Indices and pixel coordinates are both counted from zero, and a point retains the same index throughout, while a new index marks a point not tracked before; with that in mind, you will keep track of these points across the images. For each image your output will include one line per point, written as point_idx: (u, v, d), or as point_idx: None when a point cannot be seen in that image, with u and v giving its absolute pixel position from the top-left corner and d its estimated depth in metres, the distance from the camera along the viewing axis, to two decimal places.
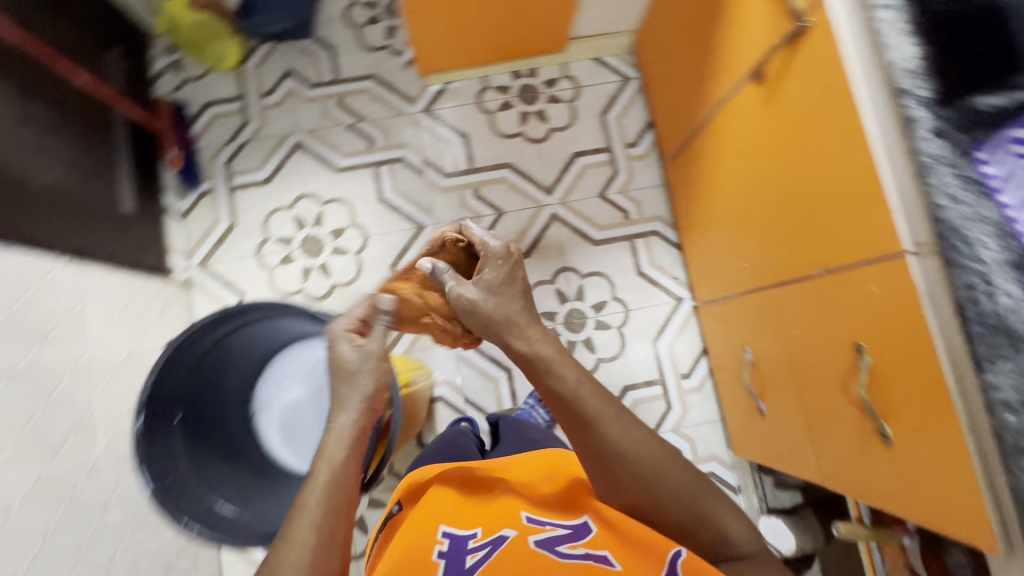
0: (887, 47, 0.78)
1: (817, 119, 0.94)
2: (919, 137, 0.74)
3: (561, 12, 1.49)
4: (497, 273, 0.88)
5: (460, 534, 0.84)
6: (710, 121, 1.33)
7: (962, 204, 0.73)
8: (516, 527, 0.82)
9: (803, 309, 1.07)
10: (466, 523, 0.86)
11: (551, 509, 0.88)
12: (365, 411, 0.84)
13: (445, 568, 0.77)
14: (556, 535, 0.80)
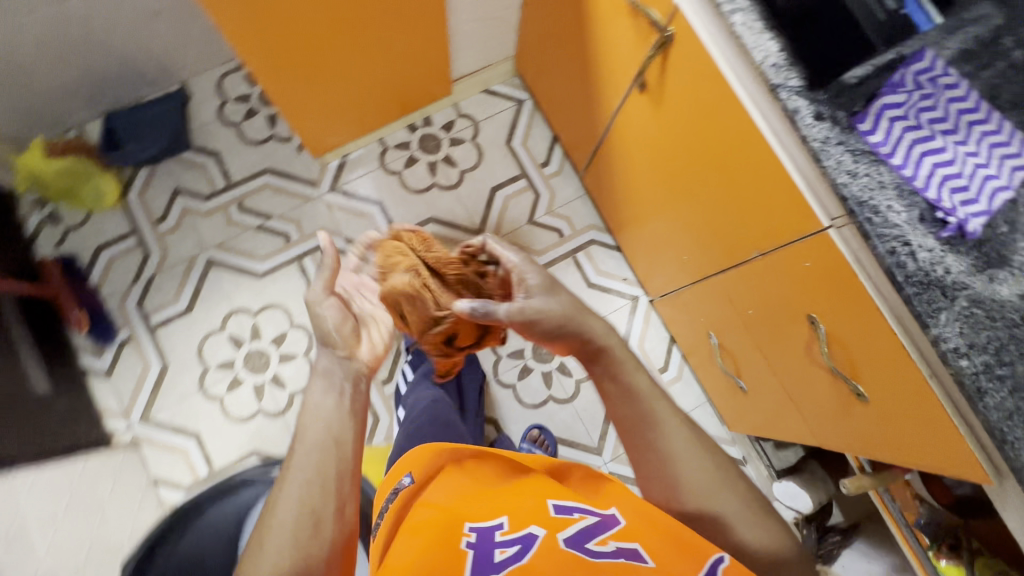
0: (749, 48, 0.77)
1: (706, 118, 0.96)
2: (804, 126, 0.75)
3: (435, 55, 1.47)
4: (533, 284, 0.91)
5: (483, 529, 0.69)
6: (611, 130, 1.35)
7: (861, 177, 0.74)
8: (544, 523, 0.67)
9: (750, 291, 1.10)
10: (487, 516, 0.71)
11: (583, 498, 0.75)
12: (333, 393, 0.84)
13: (471, 565, 0.63)
14: (586, 526, 0.67)
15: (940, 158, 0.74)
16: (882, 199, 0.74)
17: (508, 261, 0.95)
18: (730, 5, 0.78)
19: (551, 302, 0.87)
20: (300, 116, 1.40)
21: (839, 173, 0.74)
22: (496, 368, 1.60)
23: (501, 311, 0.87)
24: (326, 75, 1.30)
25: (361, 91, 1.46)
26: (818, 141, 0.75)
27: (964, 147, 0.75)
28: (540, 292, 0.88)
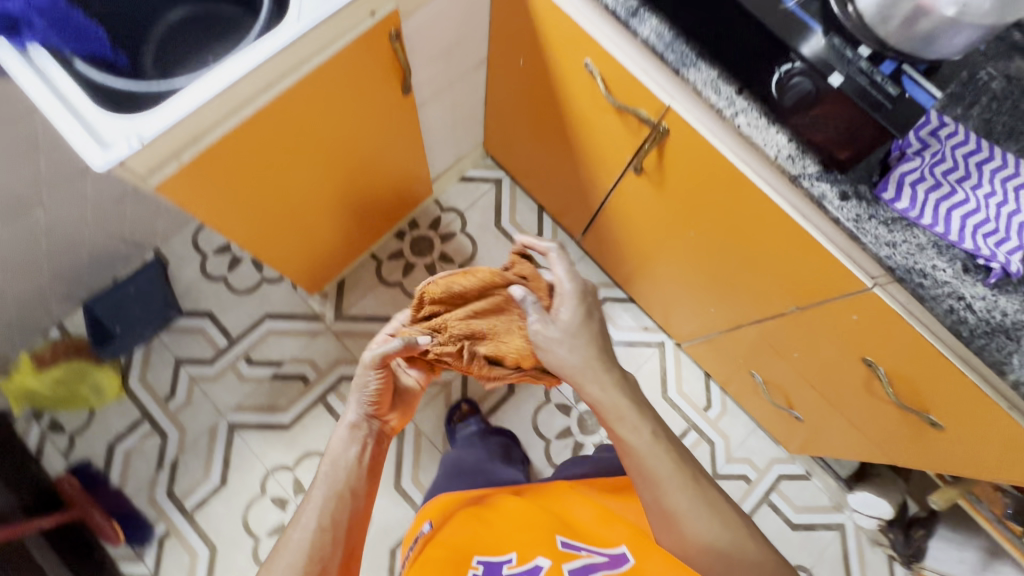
0: (760, 146, 0.78)
1: (716, 196, 0.98)
2: (834, 209, 0.77)
3: (414, 170, 1.43)
4: (570, 308, 0.90)
5: (489, 563, 0.81)
6: (605, 203, 1.35)
7: (900, 245, 0.76)
8: (550, 554, 0.79)
9: (793, 339, 1.11)
10: (495, 550, 0.83)
11: (591, 531, 0.84)
12: (372, 435, 0.89)
13: None
14: (589, 562, 0.76)
15: (966, 209, 0.77)
16: (924, 260, 0.76)
17: (563, 279, 0.91)
18: (731, 109, 0.79)
19: (576, 337, 0.88)
20: (285, 264, 1.28)
21: (879, 246, 0.76)
22: (548, 452, 1.57)
23: (541, 331, 0.88)
24: (309, 221, 1.19)
25: (348, 223, 1.35)
26: (850, 220, 0.77)
27: (981, 191, 0.78)
28: (568, 321, 0.89)
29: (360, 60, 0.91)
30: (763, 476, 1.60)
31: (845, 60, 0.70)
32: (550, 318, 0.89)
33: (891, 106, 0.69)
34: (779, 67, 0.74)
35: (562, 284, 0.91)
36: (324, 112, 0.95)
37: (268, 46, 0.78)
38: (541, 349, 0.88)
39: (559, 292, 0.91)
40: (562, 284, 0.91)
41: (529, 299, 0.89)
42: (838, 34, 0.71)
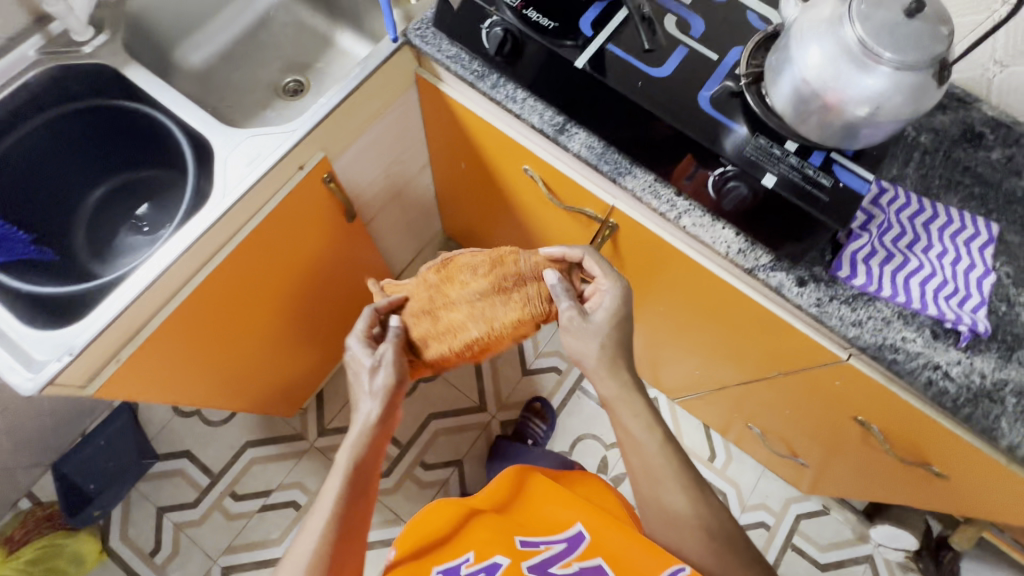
0: (710, 243, 0.77)
1: (675, 279, 0.97)
2: (794, 297, 0.76)
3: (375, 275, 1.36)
4: (609, 305, 0.79)
5: (449, 569, 0.74)
6: None
7: (865, 321, 0.75)
8: (510, 553, 0.75)
9: (782, 398, 1.09)
10: (452, 552, 0.76)
11: (539, 518, 0.82)
12: (386, 408, 0.77)
13: None
14: (549, 555, 0.74)
15: (922, 276, 0.76)
16: (893, 333, 0.75)
17: (602, 277, 0.80)
18: (674, 211, 0.78)
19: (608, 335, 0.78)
20: (237, 398, 1.10)
21: (846, 327, 0.75)
22: None
23: (571, 319, 0.79)
24: (257, 352, 1.04)
25: (305, 346, 1.21)
26: (812, 305, 0.76)
27: (932, 252, 0.78)
28: (599, 323, 0.78)
29: (301, 210, 0.90)
30: (781, 520, 1.55)
31: (775, 158, 0.70)
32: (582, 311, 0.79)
33: (829, 199, 0.69)
34: (711, 170, 0.73)
35: (602, 281, 0.81)
36: (266, 266, 0.91)
37: (200, 226, 0.77)
38: (569, 335, 0.79)
39: (601, 285, 0.81)
40: (601, 279, 0.81)
41: (563, 288, 0.80)
42: (763, 133, 0.72)
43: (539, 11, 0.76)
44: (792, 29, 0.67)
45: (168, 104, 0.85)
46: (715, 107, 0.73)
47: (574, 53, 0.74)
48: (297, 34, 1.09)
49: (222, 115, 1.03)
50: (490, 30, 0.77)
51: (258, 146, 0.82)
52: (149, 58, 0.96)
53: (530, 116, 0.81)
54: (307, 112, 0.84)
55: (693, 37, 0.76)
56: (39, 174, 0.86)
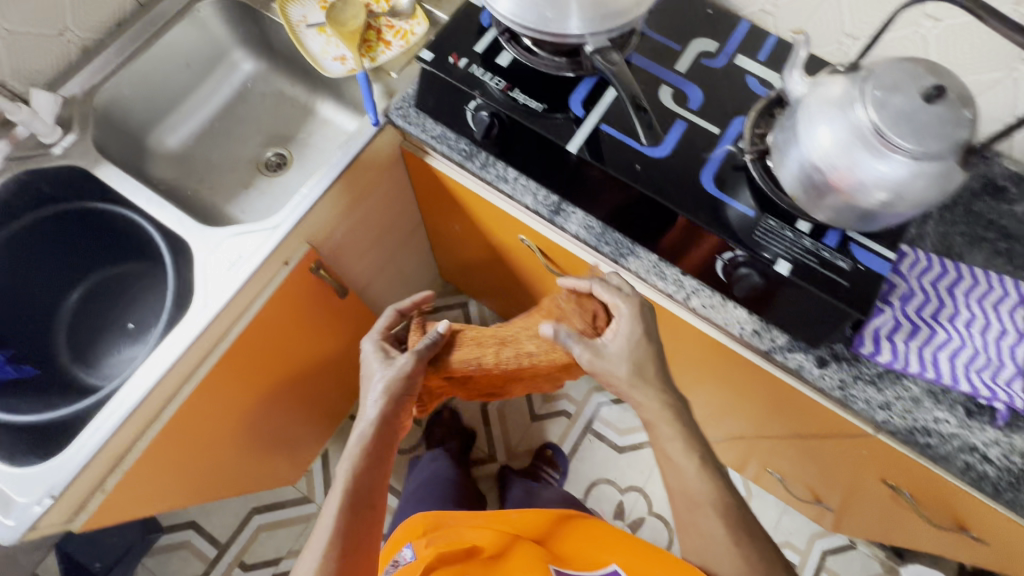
0: (723, 325, 0.73)
1: (685, 348, 0.92)
2: (818, 380, 0.71)
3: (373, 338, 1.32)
4: (625, 328, 0.70)
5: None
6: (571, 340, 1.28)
7: (894, 402, 0.70)
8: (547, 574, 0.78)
9: (803, 455, 1.04)
10: (489, 568, 0.80)
11: (575, 553, 0.85)
12: (394, 407, 0.72)
13: None
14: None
15: (951, 348, 0.71)
16: (924, 415, 0.70)
17: (604, 296, 0.73)
18: (682, 292, 0.74)
19: (632, 357, 0.70)
20: (225, 490, 1.03)
21: (874, 410, 0.70)
22: None
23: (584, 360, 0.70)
24: (248, 444, 0.98)
25: (298, 427, 1.15)
26: (836, 387, 0.71)
27: (960, 321, 0.73)
28: (619, 347, 0.70)
29: (290, 303, 0.85)
30: (807, 558, 1.50)
31: (787, 242, 0.66)
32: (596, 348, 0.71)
33: (848, 284, 0.64)
34: (720, 253, 0.68)
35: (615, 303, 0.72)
36: (255, 365, 0.86)
37: (181, 341, 0.72)
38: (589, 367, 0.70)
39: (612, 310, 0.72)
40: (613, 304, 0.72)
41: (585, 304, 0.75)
42: (772, 213, 0.67)
43: (526, 92, 0.71)
44: (802, 103, 0.61)
45: (141, 206, 0.80)
46: (719, 188, 0.68)
47: (566, 136, 0.70)
48: (277, 106, 1.05)
49: (202, 197, 0.98)
50: (476, 112, 0.72)
51: (240, 246, 0.77)
52: (122, 148, 0.92)
53: (523, 197, 0.78)
54: (289, 204, 0.79)
55: (691, 110, 0.71)
56: (12, 286, 0.83)
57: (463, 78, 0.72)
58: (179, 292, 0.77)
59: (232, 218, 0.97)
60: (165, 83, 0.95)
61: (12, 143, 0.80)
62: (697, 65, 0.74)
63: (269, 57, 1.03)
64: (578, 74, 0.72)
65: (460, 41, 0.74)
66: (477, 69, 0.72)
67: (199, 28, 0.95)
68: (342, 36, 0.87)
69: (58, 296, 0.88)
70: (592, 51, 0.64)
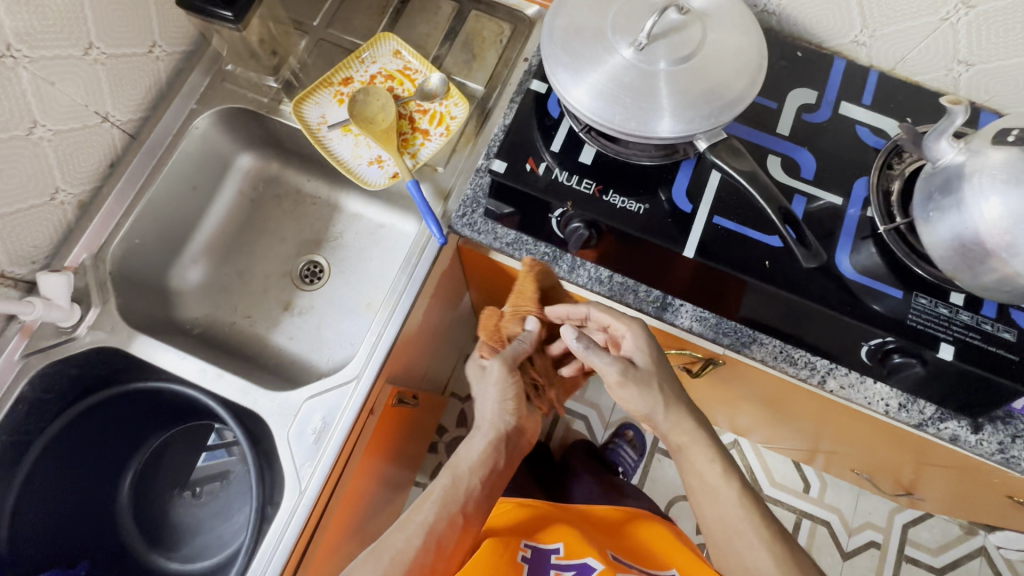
0: (866, 405, 0.67)
1: (791, 406, 0.86)
2: (974, 447, 0.67)
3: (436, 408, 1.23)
4: (645, 347, 0.64)
5: (540, 550, 0.75)
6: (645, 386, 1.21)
7: None
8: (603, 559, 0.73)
9: (911, 471, 1.01)
10: (547, 536, 0.77)
11: (635, 554, 0.80)
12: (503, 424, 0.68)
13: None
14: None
15: None
16: None
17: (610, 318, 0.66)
18: (817, 377, 0.68)
19: (647, 384, 0.64)
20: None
21: None
22: None
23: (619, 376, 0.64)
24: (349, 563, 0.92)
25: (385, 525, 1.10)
26: (996, 451, 0.66)
27: None
28: (648, 368, 0.64)
29: (377, 446, 0.77)
30: (889, 535, 1.51)
31: (943, 319, 0.60)
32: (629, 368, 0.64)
33: (1019, 358, 0.58)
34: (867, 340, 0.62)
35: (617, 324, 0.66)
36: (354, 517, 0.78)
37: (286, 532, 0.64)
38: (615, 390, 0.65)
39: (618, 330, 0.66)
40: (616, 325, 0.65)
41: (591, 346, 0.63)
42: (919, 289, 0.61)
43: (621, 193, 0.63)
44: (966, 178, 0.53)
45: (196, 379, 0.71)
46: (856, 270, 0.61)
47: (679, 240, 0.61)
48: (298, 206, 0.93)
49: (241, 329, 0.87)
50: (567, 224, 0.64)
51: (321, 409, 0.68)
52: (144, 299, 0.81)
53: (624, 297, 0.70)
54: (363, 347, 0.70)
55: (806, 180, 0.63)
56: (62, 491, 0.73)
57: (545, 187, 0.62)
58: (261, 465, 0.69)
59: (279, 347, 0.87)
60: (174, 213, 0.83)
61: (26, 335, 0.69)
62: (799, 122, 0.65)
63: (280, 155, 0.91)
64: (672, 159, 0.62)
65: (532, 141, 0.64)
66: (558, 172, 0.63)
67: (201, 145, 0.82)
68: (375, 137, 0.75)
69: (112, 486, 0.77)
70: (707, 148, 0.55)
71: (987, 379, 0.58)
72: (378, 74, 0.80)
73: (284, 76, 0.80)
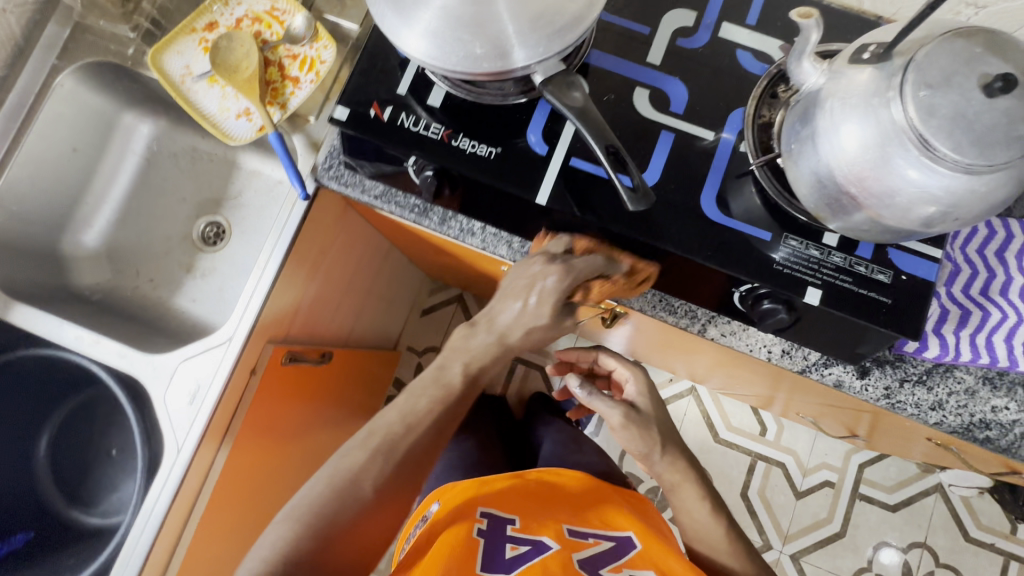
0: (748, 352, 0.65)
1: (702, 349, 0.84)
2: (859, 392, 0.65)
3: (375, 364, 1.22)
4: (642, 392, 0.71)
5: (496, 519, 0.72)
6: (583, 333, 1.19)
7: (942, 399, 0.64)
8: (560, 539, 0.71)
9: (840, 413, 0.99)
10: (505, 508, 0.75)
11: (593, 514, 0.78)
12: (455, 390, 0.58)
13: (485, 554, 0.66)
14: (600, 552, 0.71)
15: (1004, 329, 0.62)
16: (980, 407, 0.63)
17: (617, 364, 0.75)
18: (697, 326, 0.65)
19: (647, 425, 0.68)
20: None
21: (924, 413, 0.64)
22: None
23: (626, 417, 0.66)
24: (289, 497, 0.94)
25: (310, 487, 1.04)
26: (881, 396, 0.64)
27: (1012, 292, 0.64)
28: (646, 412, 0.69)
29: (269, 402, 0.77)
30: (844, 474, 1.53)
31: (813, 262, 0.56)
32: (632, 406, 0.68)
33: (891, 302, 0.55)
34: (737, 286, 0.58)
35: (621, 369, 0.74)
36: (257, 471, 0.80)
37: (162, 494, 0.66)
38: (617, 432, 0.67)
39: (624, 376, 0.73)
40: (619, 369, 0.74)
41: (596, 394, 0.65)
42: (791, 230, 0.56)
43: (473, 136, 0.58)
44: (821, 104, 0.48)
45: (73, 344, 0.71)
46: (723, 212, 0.57)
47: (530, 186, 0.57)
48: (194, 165, 0.90)
49: (145, 293, 0.87)
50: (420, 171, 0.60)
51: (195, 372, 0.69)
52: (32, 268, 0.81)
53: (497, 249, 0.66)
54: (236, 307, 0.69)
55: (678, 115, 0.58)
56: None
57: (391, 134, 0.58)
58: (146, 429, 0.71)
59: (182, 310, 0.86)
60: (52, 176, 0.81)
61: None
62: (672, 50, 0.60)
63: (165, 111, 0.87)
64: (530, 97, 0.58)
65: (378, 85, 0.59)
66: (407, 118, 0.58)
67: (70, 104, 0.79)
68: (238, 87, 0.70)
69: (30, 444, 0.79)
70: (543, 83, 0.50)
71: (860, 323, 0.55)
72: (245, 17, 0.75)
73: (142, 24, 0.75)
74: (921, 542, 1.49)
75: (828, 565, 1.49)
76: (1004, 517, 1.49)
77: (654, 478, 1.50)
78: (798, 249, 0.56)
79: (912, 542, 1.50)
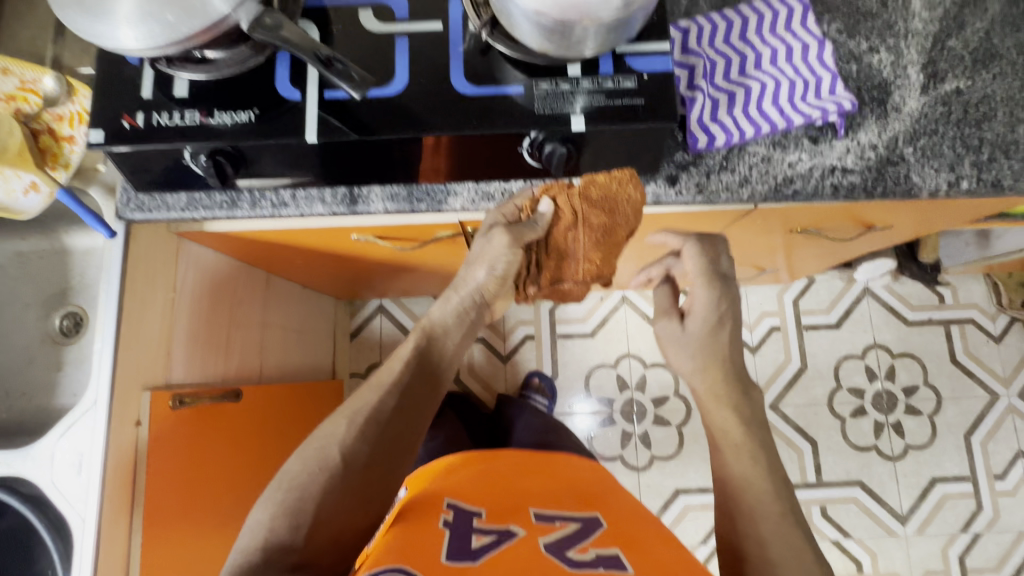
0: None
1: None
2: (674, 198, 0.69)
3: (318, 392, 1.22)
4: (703, 313, 0.69)
5: (464, 511, 0.68)
6: None
7: (748, 173, 0.69)
8: (527, 524, 0.67)
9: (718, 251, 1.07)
10: (472, 499, 0.71)
11: (564, 498, 0.75)
12: (454, 314, 0.70)
13: (449, 542, 0.61)
14: (567, 534, 0.66)
15: (767, 91, 0.69)
16: (780, 166, 0.70)
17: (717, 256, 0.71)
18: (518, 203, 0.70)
19: (688, 341, 0.70)
20: None
21: (736, 192, 0.69)
22: (629, 464, 1.54)
23: (664, 330, 0.72)
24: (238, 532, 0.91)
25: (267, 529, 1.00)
26: (696, 193, 0.70)
27: (764, 61, 0.71)
28: (695, 331, 0.70)
29: (178, 447, 0.77)
30: (782, 314, 1.62)
31: (567, 95, 0.60)
32: (678, 319, 0.72)
33: (644, 101, 0.60)
34: (521, 144, 0.62)
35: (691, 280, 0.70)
36: (192, 517, 0.80)
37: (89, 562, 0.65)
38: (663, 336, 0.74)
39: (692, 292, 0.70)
40: (693, 281, 0.70)
41: (660, 292, 0.76)
42: (539, 76, 0.61)
43: (228, 109, 0.60)
44: None
45: None
46: (476, 85, 0.61)
47: (298, 129, 0.60)
48: (25, 269, 0.88)
49: (23, 408, 0.85)
50: (197, 159, 0.61)
51: (75, 444, 0.68)
52: None
53: (313, 208, 0.70)
54: (91, 370, 0.69)
55: (404, 20, 0.62)
56: None
57: (154, 135, 0.59)
58: (55, 521, 0.70)
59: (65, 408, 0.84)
60: None
61: None
62: None
63: None
64: (266, 54, 0.60)
65: (122, 100, 0.60)
66: (159, 117, 0.60)
67: None
68: (10, 163, 0.68)
69: None
70: (249, 28, 0.53)
71: (628, 128, 0.60)
72: None
73: None
74: (873, 344, 1.60)
75: (803, 399, 1.58)
76: (929, 291, 1.61)
77: (624, 393, 1.57)
78: (551, 89, 0.60)
79: (865, 347, 1.60)
